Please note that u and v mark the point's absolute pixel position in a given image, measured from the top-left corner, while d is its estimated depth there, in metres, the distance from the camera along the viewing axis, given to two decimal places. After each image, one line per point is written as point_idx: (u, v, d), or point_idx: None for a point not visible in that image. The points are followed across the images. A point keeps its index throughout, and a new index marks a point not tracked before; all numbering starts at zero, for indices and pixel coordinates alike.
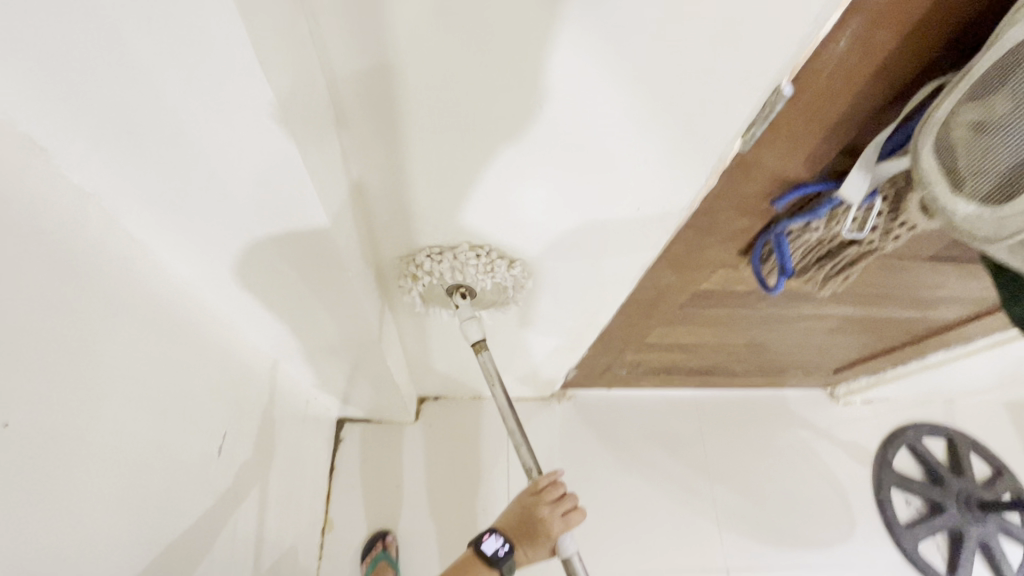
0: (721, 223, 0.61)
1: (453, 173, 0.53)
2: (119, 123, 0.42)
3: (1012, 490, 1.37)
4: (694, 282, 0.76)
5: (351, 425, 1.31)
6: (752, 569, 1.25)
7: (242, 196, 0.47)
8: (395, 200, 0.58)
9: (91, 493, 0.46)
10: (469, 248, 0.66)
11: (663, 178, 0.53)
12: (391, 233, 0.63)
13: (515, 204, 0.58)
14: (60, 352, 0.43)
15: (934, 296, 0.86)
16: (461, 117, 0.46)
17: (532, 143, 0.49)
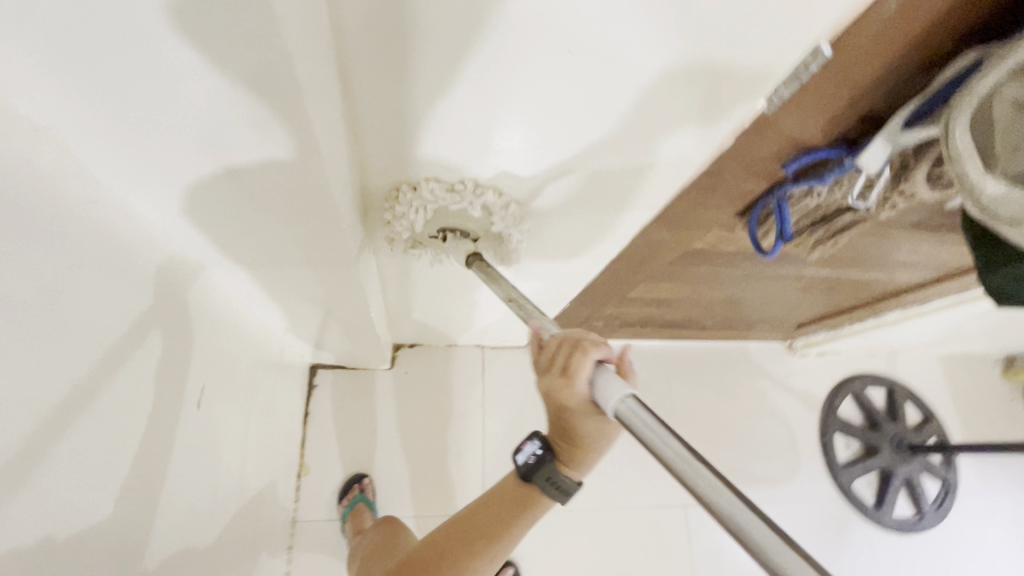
0: (726, 184, 0.60)
1: (462, 116, 0.50)
2: (88, 45, 0.35)
3: (937, 434, 1.51)
4: (687, 240, 0.76)
5: (325, 371, 1.29)
6: (706, 504, 1.35)
7: (240, 128, 0.43)
8: (395, 146, 0.54)
9: (74, 456, 0.43)
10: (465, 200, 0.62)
11: (682, 135, 0.51)
12: (384, 179, 0.59)
13: (515, 151, 0.55)
14: (32, 307, 0.39)
15: (906, 261, 0.89)
16: (482, 55, 0.43)
17: (554, 88, 0.46)
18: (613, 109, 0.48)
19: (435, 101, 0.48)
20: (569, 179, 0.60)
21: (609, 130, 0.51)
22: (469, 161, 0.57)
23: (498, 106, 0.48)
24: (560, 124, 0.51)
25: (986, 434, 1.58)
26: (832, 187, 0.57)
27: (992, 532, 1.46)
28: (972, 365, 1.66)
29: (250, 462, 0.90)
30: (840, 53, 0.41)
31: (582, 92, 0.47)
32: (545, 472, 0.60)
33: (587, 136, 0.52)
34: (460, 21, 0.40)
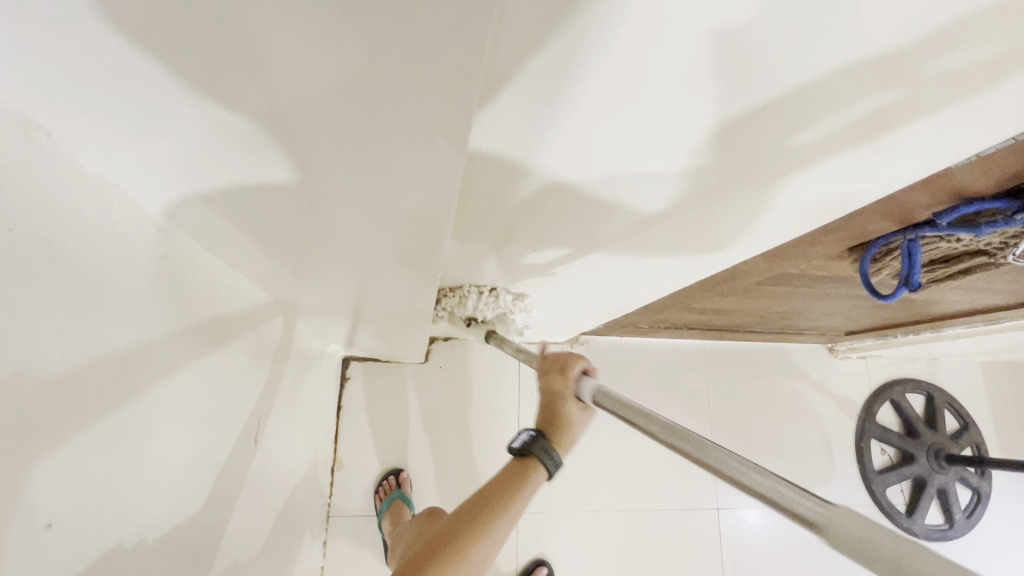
0: (854, 223, 0.53)
1: (596, 157, 0.41)
2: (177, 101, 0.29)
3: (974, 443, 1.48)
4: (780, 268, 0.69)
5: (358, 362, 1.25)
6: (737, 507, 1.34)
7: (342, 172, 0.36)
8: (495, 184, 0.45)
9: (146, 540, 0.39)
10: (560, 231, 0.56)
11: (834, 179, 0.44)
12: (469, 212, 0.52)
13: (631, 196, 0.47)
14: (101, 397, 0.34)
15: (1002, 289, 0.82)
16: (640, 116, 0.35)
17: (712, 145, 0.39)
18: (766, 160, 0.41)
19: (563, 153, 0.40)
20: (678, 222, 0.53)
21: (753, 177, 0.44)
22: (567, 205, 0.49)
23: (636, 157, 0.41)
24: (700, 173, 0.43)
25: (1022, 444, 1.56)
26: (982, 236, 0.50)
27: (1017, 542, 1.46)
28: (1015, 372, 1.62)
29: (289, 471, 0.87)
30: None
31: (744, 145, 0.39)
32: (541, 447, 0.54)
33: (726, 184, 0.45)
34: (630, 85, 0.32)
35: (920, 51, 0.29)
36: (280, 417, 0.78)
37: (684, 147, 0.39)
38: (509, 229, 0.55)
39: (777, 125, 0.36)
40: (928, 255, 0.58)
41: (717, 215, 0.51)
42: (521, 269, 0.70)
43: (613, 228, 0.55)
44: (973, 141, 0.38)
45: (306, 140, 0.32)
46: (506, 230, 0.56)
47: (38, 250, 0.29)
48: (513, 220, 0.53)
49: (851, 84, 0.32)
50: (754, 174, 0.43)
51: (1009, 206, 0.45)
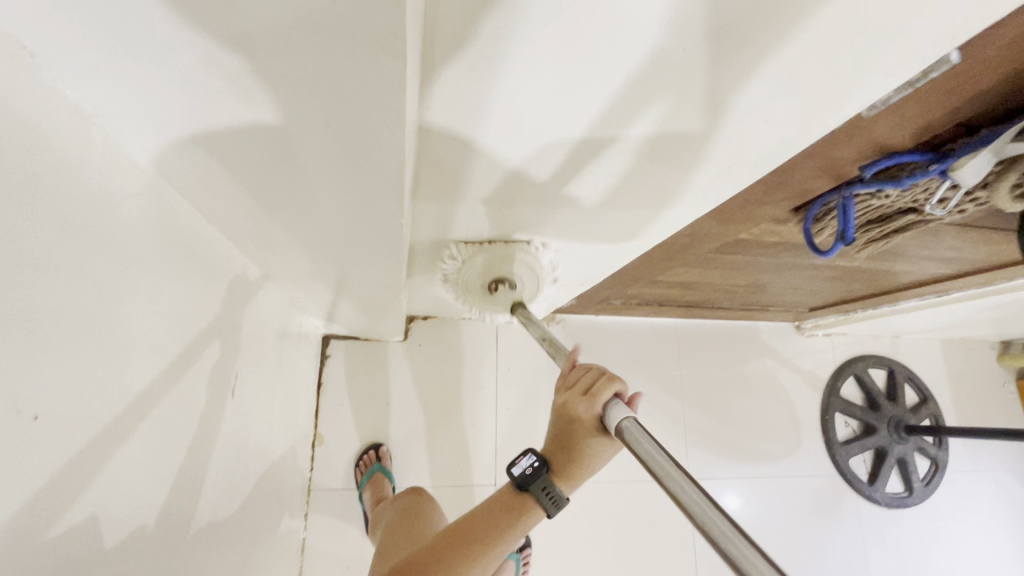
0: (793, 182, 0.58)
1: (547, 119, 0.44)
2: (158, 50, 0.32)
3: (932, 415, 1.56)
4: (734, 232, 0.74)
5: (337, 341, 1.27)
6: (708, 478, 1.39)
7: (310, 123, 0.38)
8: (457, 146, 0.48)
9: (122, 467, 0.42)
10: (524, 196, 0.59)
11: (767, 140, 0.48)
12: (435, 177, 0.55)
13: (582, 157, 0.51)
14: (81, 324, 0.37)
15: (944, 256, 0.88)
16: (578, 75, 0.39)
17: (658, 103, 0.42)
18: (708, 119, 0.45)
19: (503, 112, 0.43)
20: (631, 182, 0.56)
21: (696, 139, 0.48)
22: (526, 168, 0.52)
23: (582, 119, 0.44)
24: (646, 135, 0.47)
25: (977, 416, 1.64)
26: (906, 190, 0.55)
27: (972, 508, 1.54)
28: (971, 349, 1.70)
29: (267, 440, 0.90)
30: (959, 61, 0.38)
31: (687, 102, 0.42)
32: (541, 484, 0.56)
33: (674, 145, 0.48)
34: (567, 41, 0.35)
35: (824, 4, 0.33)
36: (258, 383, 0.80)
37: (626, 108, 0.43)
38: (475, 193, 0.58)
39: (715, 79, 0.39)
40: (863, 215, 0.62)
41: (665, 174, 0.54)
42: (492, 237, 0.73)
43: (571, 191, 0.58)
44: (883, 95, 0.42)
45: (278, 86, 0.35)
46: (472, 193, 0.59)
47: (29, 176, 0.31)
48: (477, 184, 0.56)
49: (771, 35, 0.35)
50: (698, 134, 0.47)
51: (924, 159, 0.50)
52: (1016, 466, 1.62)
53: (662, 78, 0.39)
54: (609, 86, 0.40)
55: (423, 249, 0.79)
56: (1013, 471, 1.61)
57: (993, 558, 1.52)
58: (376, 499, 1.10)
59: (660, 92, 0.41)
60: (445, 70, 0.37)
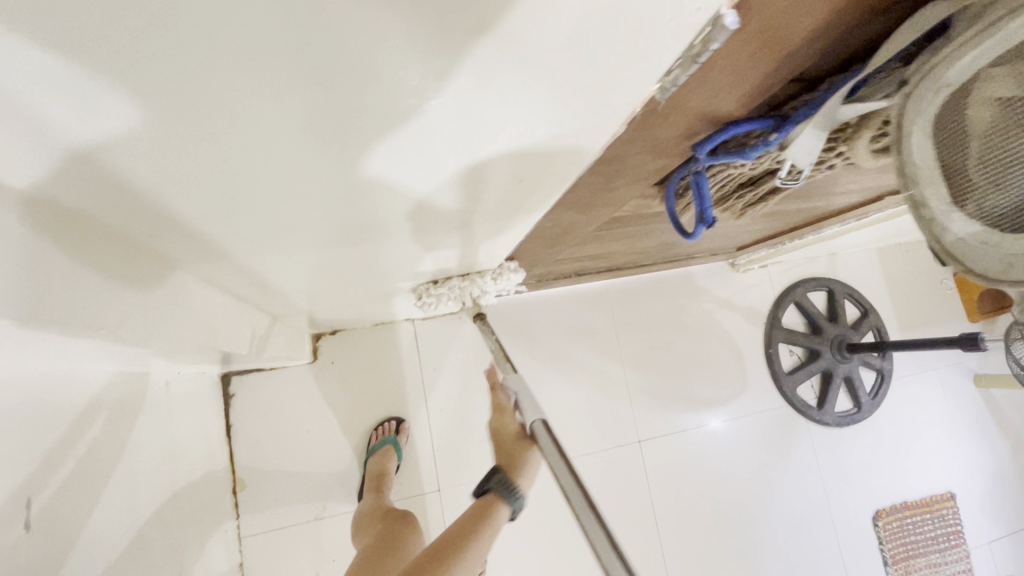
0: (632, 167, 0.48)
1: (224, 166, 0.35)
2: None
3: (875, 327, 1.55)
4: (602, 216, 0.64)
5: (241, 377, 1.17)
6: (660, 437, 1.37)
7: (213, 280, 0.56)
8: (156, 214, 0.39)
9: None
10: (309, 232, 0.50)
11: (540, 137, 0.39)
12: (178, 246, 0.45)
13: (325, 187, 0.42)
14: None
15: (848, 189, 0.80)
16: (349, 190, 0.44)
17: (421, 136, 0.36)
18: (504, 140, 0.39)
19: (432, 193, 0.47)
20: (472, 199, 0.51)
21: (472, 142, 0.38)
22: (276, 207, 0.43)
23: (346, 168, 0.39)
24: (386, 151, 0.38)
25: (918, 318, 1.63)
26: (758, 159, 0.46)
27: (920, 410, 1.56)
28: (908, 252, 1.67)
29: (161, 518, 0.81)
30: (740, 27, 0.29)
31: (466, 129, 0.36)
32: (497, 482, 0.66)
33: (492, 155, 0.42)
34: (211, 82, 0.26)
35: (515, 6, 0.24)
36: (128, 472, 0.72)
37: (324, 129, 0.33)
38: (239, 248, 0.49)
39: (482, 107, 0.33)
40: (730, 182, 0.53)
41: (455, 182, 0.46)
42: (324, 270, 0.63)
43: (522, 197, 0.52)
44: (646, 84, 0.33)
45: (168, 289, 0.49)
46: (239, 249, 0.49)
47: None
48: (241, 240, 0.48)
49: (476, 47, 0.27)
50: (505, 154, 0.42)
51: (762, 125, 0.40)
52: (960, 359, 1.63)
53: (405, 97, 0.31)
54: (283, 115, 0.30)
55: (258, 294, 0.69)
56: (957, 365, 1.62)
57: (945, 452, 1.56)
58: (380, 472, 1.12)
59: (408, 115, 0.33)
60: (141, 169, 0.32)
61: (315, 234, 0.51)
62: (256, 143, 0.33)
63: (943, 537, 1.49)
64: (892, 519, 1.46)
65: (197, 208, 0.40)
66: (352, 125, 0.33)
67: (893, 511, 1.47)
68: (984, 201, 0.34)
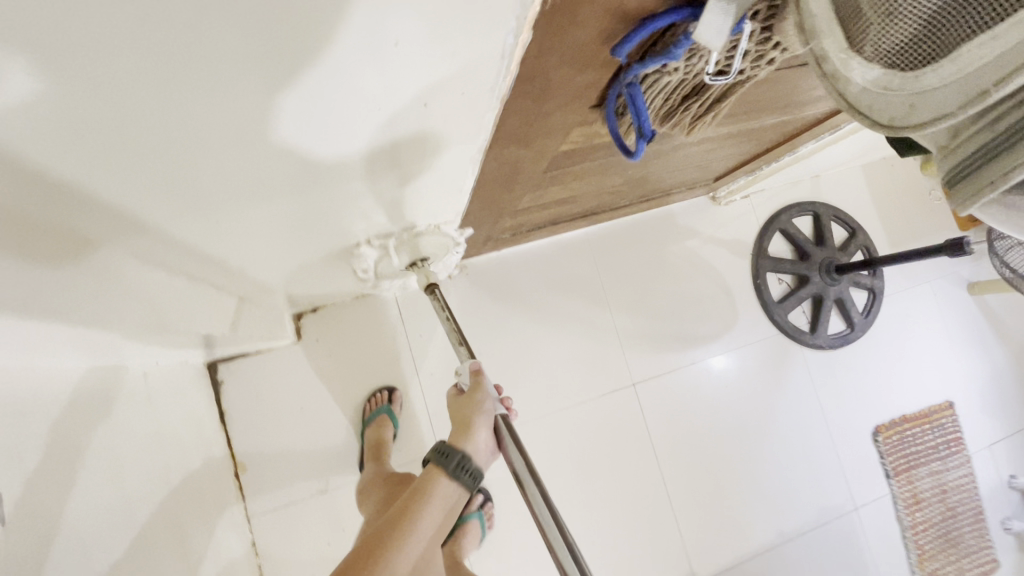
0: (557, 85, 0.45)
1: (116, 136, 0.33)
2: None
3: (863, 245, 1.53)
4: (549, 149, 0.62)
5: (228, 364, 1.17)
6: (654, 377, 1.37)
7: (151, 260, 0.54)
8: (63, 194, 0.37)
9: None
10: (237, 195, 0.49)
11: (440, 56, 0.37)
12: (99, 224, 0.44)
13: (240, 146, 0.40)
14: None
15: (811, 95, 0.77)
16: (257, 147, 0.41)
17: (311, 70, 0.34)
18: (406, 64, 0.37)
19: (350, 140, 0.45)
20: (398, 141, 0.48)
21: (371, 71, 0.36)
22: (191, 173, 0.42)
23: (244, 121, 0.37)
24: (283, 97, 0.36)
25: (908, 232, 1.61)
26: (689, 59, 0.43)
27: (914, 323, 1.56)
28: (893, 166, 1.63)
29: (160, 504, 0.82)
30: None
31: (356, 55, 0.34)
32: (456, 463, 0.75)
33: (399, 85, 0.39)
34: (35, 37, 0.23)
35: None
36: (114, 462, 0.72)
37: (197, 79, 0.31)
38: (164, 218, 0.47)
39: (352, 20, 0.31)
40: (669, 93, 0.50)
41: (373, 122, 0.43)
42: (270, 236, 0.62)
43: (452, 133, 0.50)
44: None
45: (89, 265, 0.48)
46: (164, 220, 0.48)
47: None
48: (165, 210, 0.46)
49: None
50: (410, 83, 0.39)
51: (683, 16, 0.38)
52: (952, 268, 1.61)
53: (267, 23, 0.28)
54: (140, 69, 0.28)
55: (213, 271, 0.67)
56: (949, 275, 1.61)
57: (942, 362, 1.56)
58: (378, 441, 1.13)
59: (283, 45, 0.31)
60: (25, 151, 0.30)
61: (243, 197, 0.49)
62: (124, 104, 0.30)
63: (944, 445, 1.50)
64: (892, 434, 1.47)
65: (93, 185, 0.37)
66: (228, 72, 0.31)
67: (892, 425, 1.48)
68: (879, 42, 0.35)
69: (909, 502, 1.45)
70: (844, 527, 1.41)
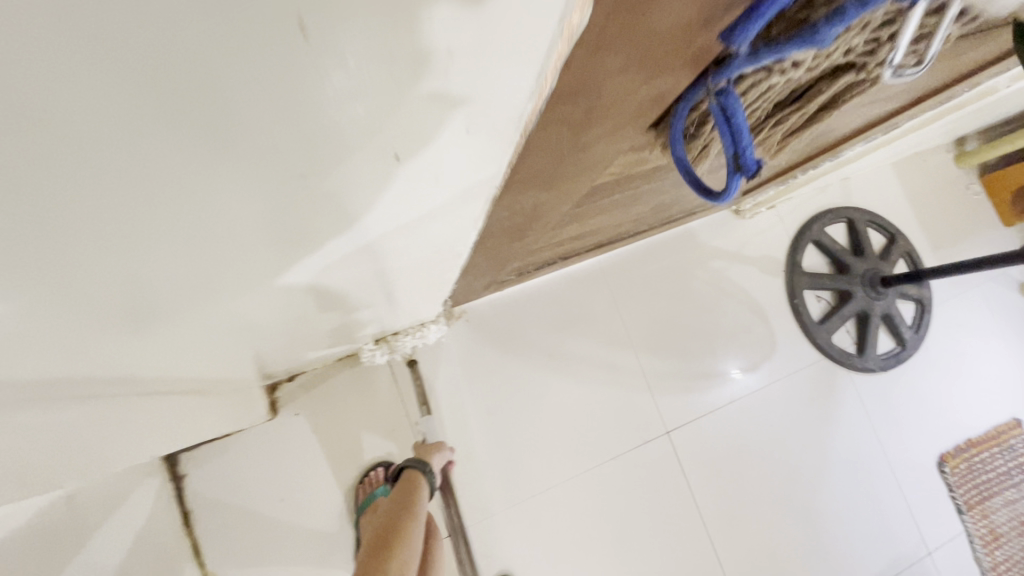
0: (615, 100, 0.28)
1: None
2: None
3: (906, 252, 1.37)
4: (579, 188, 0.45)
5: (191, 453, 0.98)
6: (691, 421, 1.20)
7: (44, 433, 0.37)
8: None
9: None
10: (142, 324, 0.31)
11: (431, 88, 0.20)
12: None
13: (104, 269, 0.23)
14: None
15: (892, 90, 0.60)
16: (127, 260, 0.23)
17: (180, 146, 0.17)
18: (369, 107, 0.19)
19: (298, 226, 0.28)
20: (371, 217, 0.31)
21: (304, 126, 0.19)
22: (35, 320, 0.24)
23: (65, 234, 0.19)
24: (139, 189, 0.18)
25: (948, 232, 1.46)
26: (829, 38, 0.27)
27: (967, 334, 1.40)
28: (925, 161, 1.48)
29: None
30: None
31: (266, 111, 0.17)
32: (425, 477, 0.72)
33: (363, 139, 0.21)
34: None
35: None
36: None
37: None
38: (26, 380, 0.29)
39: (230, 12, 0.12)
40: (768, 92, 0.33)
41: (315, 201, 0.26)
42: (201, 345, 0.44)
43: (456, 190, 0.33)
44: None
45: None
46: (26, 381, 0.30)
47: None
48: (23, 370, 0.28)
49: None
50: (380, 132, 0.22)
51: None
52: (1001, 268, 1.46)
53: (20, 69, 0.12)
54: None
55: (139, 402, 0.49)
56: (998, 276, 1.46)
57: (1002, 374, 1.40)
58: None
59: (68, 84, 0.12)
60: None
61: (154, 321, 0.32)
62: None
63: (1016, 468, 1.33)
64: (959, 462, 1.30)
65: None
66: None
67: (958, 452, 1.31)
68: None
69: (987, 539, 1.27)
70: None
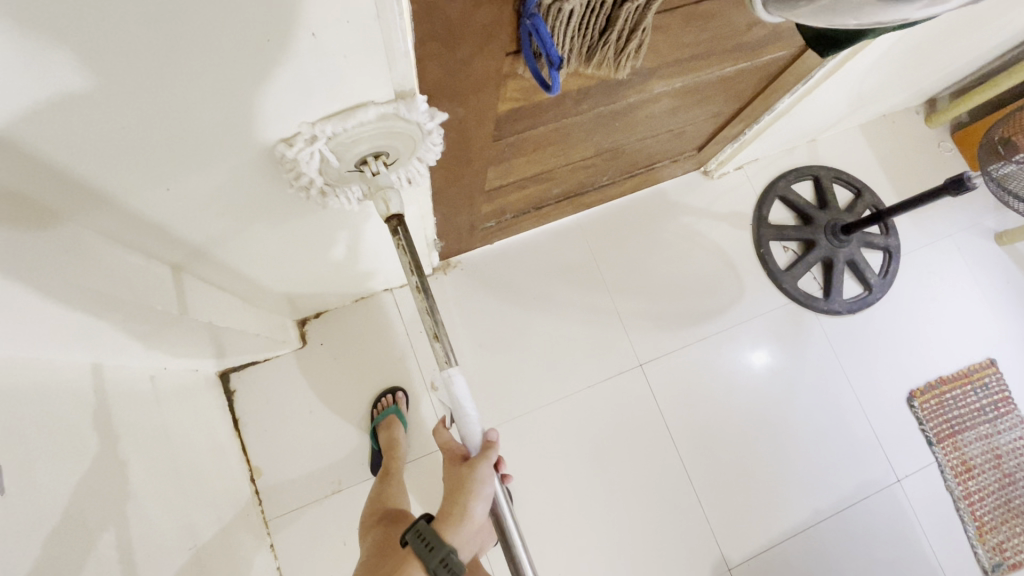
0: (458, 21, 0.48)
1: (92, 130, 0.44)
2: None
3: (871, 204, 1.48)
4: (487, 108, 0.65)
5: (239, 374, 1.23)
6: (662, 356, 1.35)
7: (114, 235, 0.61)
8: (49, 179, 0.48)
9: None
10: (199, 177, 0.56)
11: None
12: (84, 207, 0.54)
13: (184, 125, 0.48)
14: None
15: (757, 34, 0.77)
16: (181, 101, 0.45)
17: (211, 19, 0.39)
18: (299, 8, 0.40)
19: (283, 106, 0.50)
20: (328, 107, 0.52)
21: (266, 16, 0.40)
22: (155, 157, 0.51)
23: (150, 67, 0.41)
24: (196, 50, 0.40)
25: (918, 187, 1.54)
26: None
27: (939, 280, 1.47)
28: (894, 122, 1.58)
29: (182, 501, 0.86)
30: None
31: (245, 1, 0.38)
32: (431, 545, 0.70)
33: (302, 31, 0.42)
34: None
35: None
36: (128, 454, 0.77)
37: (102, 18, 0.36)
38: (139, 201, 0.57)
39: None
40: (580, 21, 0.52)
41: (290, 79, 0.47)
42: (234, 215, 0.67)
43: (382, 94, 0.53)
44: None
45: (59, 236, 0.55)
46: (140, 204, 0.57)
47: None
48: (139, 191, 0.55)
49: None
50: (310, 25, 0.42)
51: None
52: (975, 219, 1.53)
53: None
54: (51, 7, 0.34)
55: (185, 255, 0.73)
56: (971, 226, 1.53)
57: (976, 318, 1.46)
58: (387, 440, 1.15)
59: None
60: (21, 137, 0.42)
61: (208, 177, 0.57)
62: (25, 28, 0.34)
63: (990, 406, 1.39)
64: (929, 398, 1.39)
65: (30, 136, 0.42)
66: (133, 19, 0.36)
67: (927, 389, 1.39)
68: None
69: (959, 470, 1.34)
70: (888, 501, 1.32)
